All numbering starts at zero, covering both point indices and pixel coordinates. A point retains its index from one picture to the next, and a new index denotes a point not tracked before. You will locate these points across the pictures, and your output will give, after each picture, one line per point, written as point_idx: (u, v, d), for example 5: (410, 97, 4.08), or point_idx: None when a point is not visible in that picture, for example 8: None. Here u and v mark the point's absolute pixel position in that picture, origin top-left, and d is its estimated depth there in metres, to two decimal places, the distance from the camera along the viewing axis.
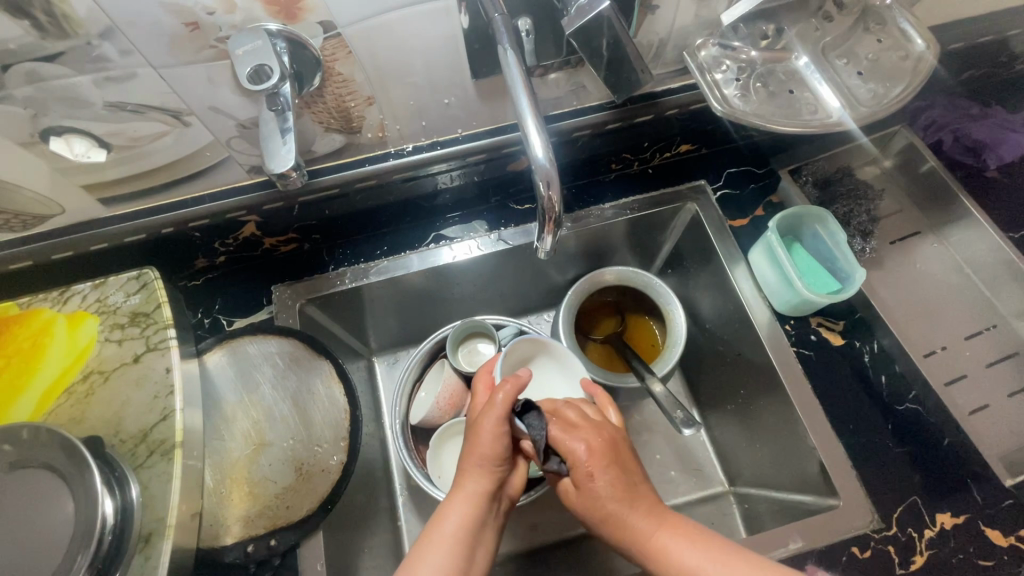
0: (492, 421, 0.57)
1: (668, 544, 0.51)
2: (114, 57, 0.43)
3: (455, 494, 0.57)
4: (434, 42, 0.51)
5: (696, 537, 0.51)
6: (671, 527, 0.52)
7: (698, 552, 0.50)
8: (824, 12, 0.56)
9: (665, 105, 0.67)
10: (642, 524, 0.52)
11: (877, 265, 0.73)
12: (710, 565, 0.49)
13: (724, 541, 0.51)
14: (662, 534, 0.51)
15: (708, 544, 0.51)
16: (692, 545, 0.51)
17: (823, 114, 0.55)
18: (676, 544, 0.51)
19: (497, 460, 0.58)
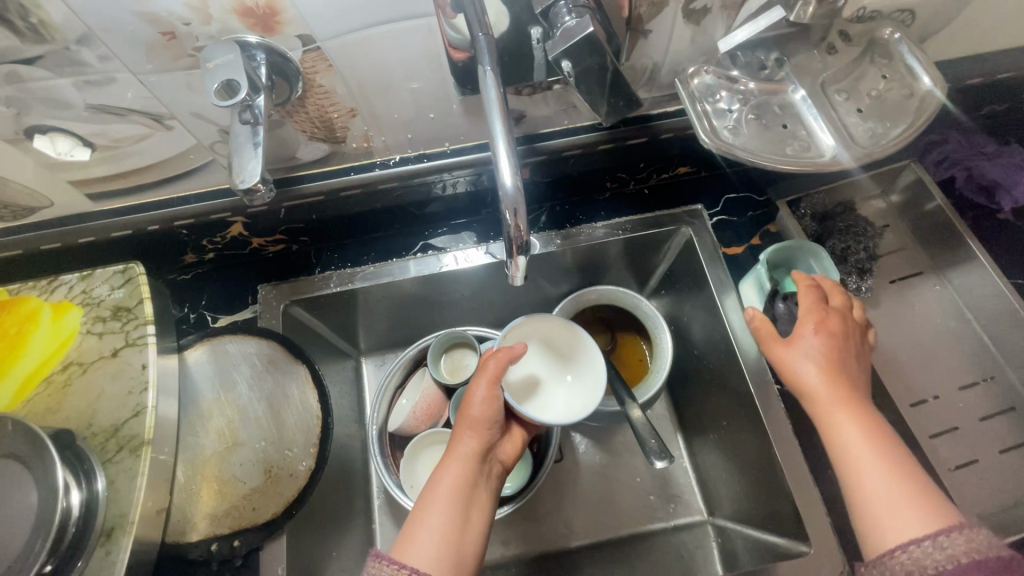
0: (482, 385, 0.60)
1: (829, 413, 0.53)
2: (93, 62, 0.44)
3: (448, 458, 0.59)
4: (416, 58, 0.50)
5: (866, 422, 0.51)
6: (848, 407, 0.52)
7: (864, 436, 0.50)
8: (827, 44, 0.54)
9: (659, 129, 0.65)
10: (826, 395, 0.53)
11: (873, 304, 0.70)
12: (868, 453, 0.49)
13: (898, 443, 0.51)
14: (840, 421, 0.52)
15: (876, 432, 0.51)
16: (869, 440, 0.50)
17: (816, 152, 0.53)
18: (853, 441, 0.50)
19: (489, 422, 0.60)
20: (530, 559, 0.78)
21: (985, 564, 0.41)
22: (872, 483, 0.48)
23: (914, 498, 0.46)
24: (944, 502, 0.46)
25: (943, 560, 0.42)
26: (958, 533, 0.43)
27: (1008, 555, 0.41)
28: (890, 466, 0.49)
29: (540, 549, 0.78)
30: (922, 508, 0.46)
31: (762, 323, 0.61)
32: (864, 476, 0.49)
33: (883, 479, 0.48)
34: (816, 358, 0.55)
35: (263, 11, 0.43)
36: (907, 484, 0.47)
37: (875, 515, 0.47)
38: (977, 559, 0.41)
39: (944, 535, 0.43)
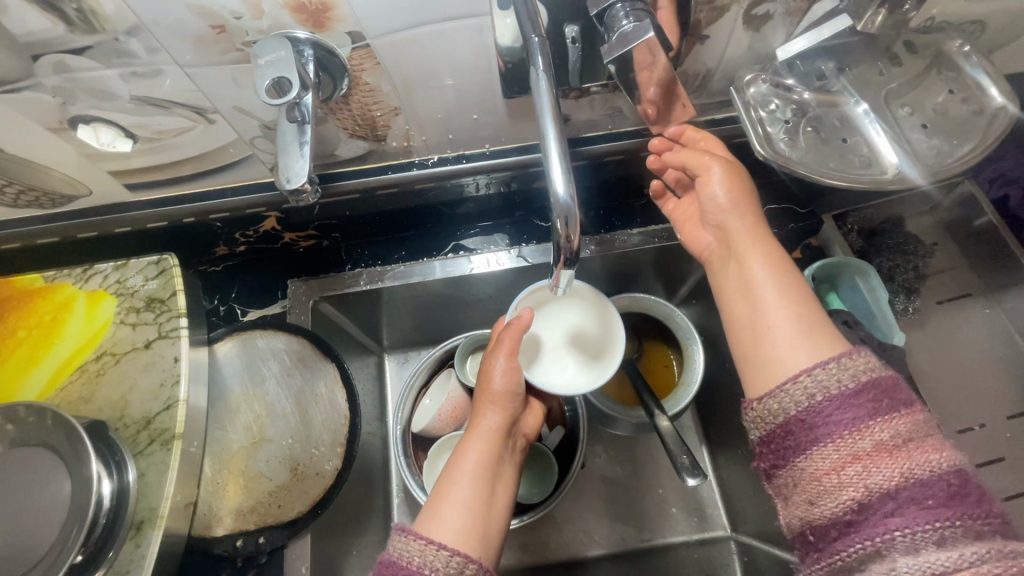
0: (502, 360, 0.60)
1: (744, 252, 0.52)
2: (141, 54, 0.43)
3: (470, 435, 0.59)
4: (465, 58, 0.49)
5: (777, 262, 0.51)
6: (759, 243, 0.52)
7: (772, 274, 0.50)
8: (891, 55, 0.52)
9: (706, 137, 0.62)
10: (743, 239, 0.53)
11: (918, 326, 0.68)
12: (776, 301, 0.49)
13: (807, 288, 0.50)
14: (750, 261, 0.52)
15: (783, 270, 0.50)
16: (774, 273, 0.50)
17: (877, 169, 0.51)
18: (767, 287, 0.50)
19: (511, 397, 0.60)
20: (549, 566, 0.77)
21: (864, 392, 0.40)
22: (768, 307, 0.49)
23: (813, 335, 0.46)
24: (840, 335, 0.46)
25: (819, 393, 0.41)
26: (851, 358, 0.41)
27: (882, 377, 0.40)
28: (793, 303, 0.48)
29: (560, 557, 0.77)
30: (821, 341, 0.45)
31: (661, 146, 0.59)
32: (767, 312, 0.48)
33: (780, 306, 0.48)
34: (748, 222, 0.54)
35: (315, 7, 0.42)
36: (807, 322, 0.47)
37: (772, 353, 0.46)
38: (860, 386, 0.40)
39: (833, 363, 0.42)
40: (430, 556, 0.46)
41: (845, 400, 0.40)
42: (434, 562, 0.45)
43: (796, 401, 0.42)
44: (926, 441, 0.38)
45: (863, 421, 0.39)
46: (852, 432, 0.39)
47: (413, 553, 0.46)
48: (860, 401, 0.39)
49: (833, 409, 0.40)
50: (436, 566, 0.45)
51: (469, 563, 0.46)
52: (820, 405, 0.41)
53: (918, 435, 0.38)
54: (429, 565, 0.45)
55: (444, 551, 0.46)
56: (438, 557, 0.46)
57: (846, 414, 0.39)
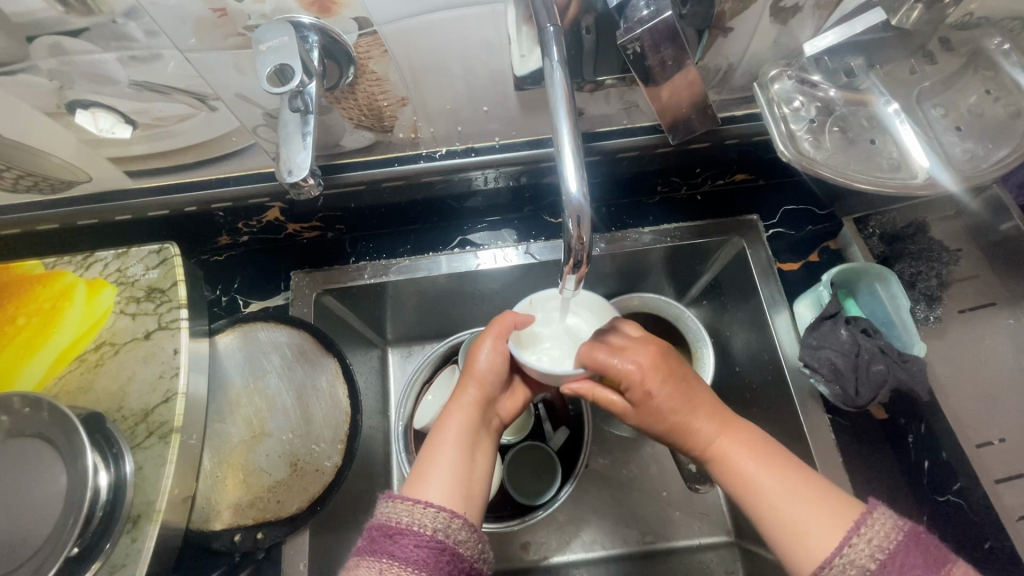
0: (487, 341, 0.58)
1: (725, 449, 0.51)
2: (139, 37, 0.42)
3: (450, 409, 0.57)
4: (476, 48, 0.47)
5: (755, 446, 0.51)
6: (733, 436, 0.52)
7: (760, 463, 0.50)
8: (924, 51, 0.49)
9: (726, 134, 0.59)
10: (712, 432, 0.52)
11: (939, 335, 0.65)
12: (772, 484, 0.48)
13: (793, 463, 0.50)
14: (727, 445, 0.51)
15: (769, 456, 0.50)
16: (761, 463, 0.50)
17: (906, 173, 0.48)
18: (779, 494, 0.48)
19: (495, 375, 0.58)
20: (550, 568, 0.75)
21: (907, 548, 0.40)
22: (781, 509, 0.47)
23: (821, 503, 0.46)
24: (843, 499, 0.47)
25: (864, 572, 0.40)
26: (863, 535, 0.41)
27: (913, 531, 0.41)
28: (804, 493, 0.47)
29: (560, 559, 0.76)
30: (830, 507, 0.46)
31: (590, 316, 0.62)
32: (782, 509, 0.47)
33: (787, 494, 0.47)
34: (706, 414, 0.52)
35: None
36: (809, 494, 0.47)
37: (800, 534, 0.45)
38: (904, 542, 0.40)
39: (863, 526, 0.42)
40: (418, 514, 0.44)
41: (905, 553, 0.40)
42: (423, 519, 0.44)
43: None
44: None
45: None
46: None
47: (401, 514, 0.44)
48: (909, 562, 0.39)
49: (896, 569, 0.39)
50: (424, 523, 0.44)
51: (455, 518, 0.45)
52: (889, 564, 0.40)
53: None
54: (418, 523, 0.44)
55: (431, 508, 0.45)
56: (426, 514, 0.44)
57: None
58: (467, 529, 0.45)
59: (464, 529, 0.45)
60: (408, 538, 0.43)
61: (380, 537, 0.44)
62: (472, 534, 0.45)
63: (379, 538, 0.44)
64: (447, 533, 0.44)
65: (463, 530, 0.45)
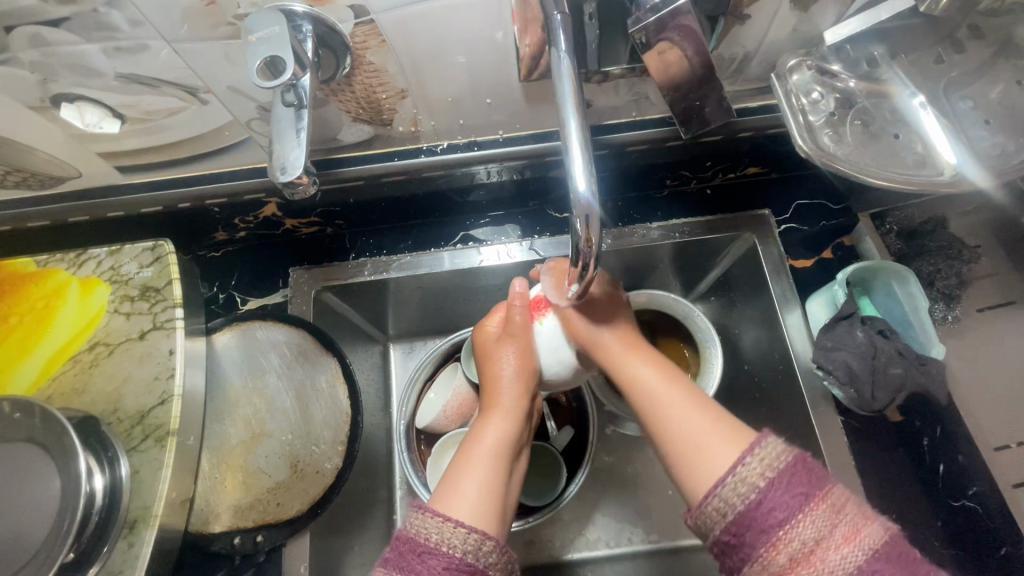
0: (515, 343, 0.57)
1: (632, 367, 0.53)
2: (124, 26, 0.40)
3: (491, 413, 0.55)
4: (478, 37, 0.44)
5: (658, 368, 0.53)
6: (638, 353, 0.54)
7: (661, 379, 0.52)
8: (952, 40, 0.47)
9: (740, 126, 0.57)
10: (617, 348, 0.53)
11: (956, 335, 0.63)
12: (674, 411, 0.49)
13: (687, 379, 0.52)
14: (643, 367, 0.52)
15: (671, 376, 0.52)
16: (663, 383, 0.51)
17: (932, 169, 0.46)
18: (677, 413, 0.49)
19: (530, 375, 0.56)
20: (553, 568, 0.74)
21: (793, 471, 0.39)
22: (677, 422, 0.48)
23: (719, 423, 0.47)
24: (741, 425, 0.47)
25: (750, 490, 0.39)
26: (754, 457, 0.40)
27: (800, 455, 0.40)
28: (700, 410, 0.48)
29: (565, 558, 0.75)
30: (721, 433, 0.46)
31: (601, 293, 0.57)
32: (676, 424, 0.48)
33: (687, 412, 0.48)
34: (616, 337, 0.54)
35: None
36: (704, 411, 0.48)
37: (687, 441, 0.47)
38: (791, 464, 0.39)
39: (756, 449, 0.40)
40: (448, 533, 0.43)
41: (790, 474, 0.39)
42: (453, 540, 0.43)
43: (737, 498, 0.39)
44: (851, 521, 0.37)
45: (799, 511, 0.38)
46: (787, 528, 0.37)
47: (431, 531, 0.43)
48: (793, 483, 0.38)
49: (780, 488, 0.39)
50: (454, 543, 0.43)
51: (487, 540, 0.43)
52: (773, 486, 0.39)
53: (844, 511, 0.38)
54: (447, 543, 0.43)
55: (461, 528, 0.43)
56: (456, 534, 0.43)
57: (788, 498, 0.38)
58: (497, 551, 0.43)
59: (495, 551, 0.43)
60: (435, 558, 0.42)
61: (407, 553, 0.43)
62: (502, 556, 0.44)
63: (406, 555, 0.42)
64: (476, 555, 0.43)
65: (494, 552, 0.43)
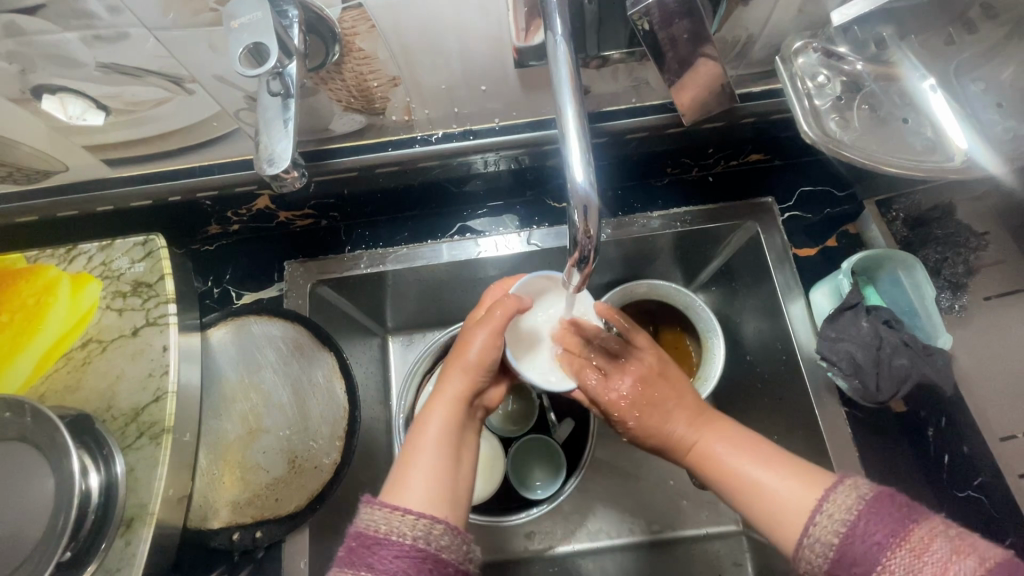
0: (483, 332, 0.55)
1: (708, 448, 0.53)
2: (102, 14, 0.39)
3: (433, 400, 0.54)
4: (471, 22, 0.43)
5: (734, 436, 0.53)
6: (712, 431, 0.54)
7: (735, 449, 0.51)
8: (965, 20, 0.45)
9: (742, 112, 0.55)
10: (678, 429, 0.55)
11: (961, 324, 0.62)
12: (760, 468, 0.49)
13: (774, 449, 0.51)
14: (706, 438, 0.53)
15: (750, 445, 0.51)
16: (743, 453, 0.51)
17: (941, 155, 0.45)
18: (761, 471, 0.49)
19: (485, 370, 0.55)
20: (555, 558, 0.74)
21: (875, 507, 0.39)
22: (761, 483, 0.48)
23: (792, 470, 0.48)
24: (819, 471, 0.47)
25: (829, 547, 0.39)
26: (835, 496, 0.41)
27: (885, 491, 0.39)
28: (780, 466, 0.48)
29: (566, 549, 0.74)
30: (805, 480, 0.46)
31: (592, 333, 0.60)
32: (759, 488, 0.48)
33: (766, 471, 0.48)
34: (683, 416, 0.55)
35: None
36: (780, 462, 0.49)
37: (778, 507, 0.46)
38: (868, 505, 0.39)
39: (826, 502, 0.41)
40: (396, 522, 0.42)
41: (866, 520, 0.38)
42: (402, 528, 0.42)
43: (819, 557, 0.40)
44: (936, 561, 0.35)
45: (883, 552, 0.37)
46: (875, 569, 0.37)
47: (378, 521, 0.42)
48: (874, 527, 0.38)
49: (861, 530, 0.38)
50: (403, 531, 0.42)
51: (436, 523, 0.43)
52: (848, 539, 0.39)
53: (928, 553, 0.36)
54: (395, 531, 0.41)
55: (409, 515, 0.43)
56: (404, 521, 0.42)
57: (868, 540, 0.38)
58: (449, 534, 0.43)
59: (446, 534, 0.43)
60: (386, 548, 0.41)
61: (358, 547, 0.41)
62: (456, 538, 0.43)
63: (358, 549, 0.41)
64: (427, 540, 0.42)
65: (445, 535, 0.42)
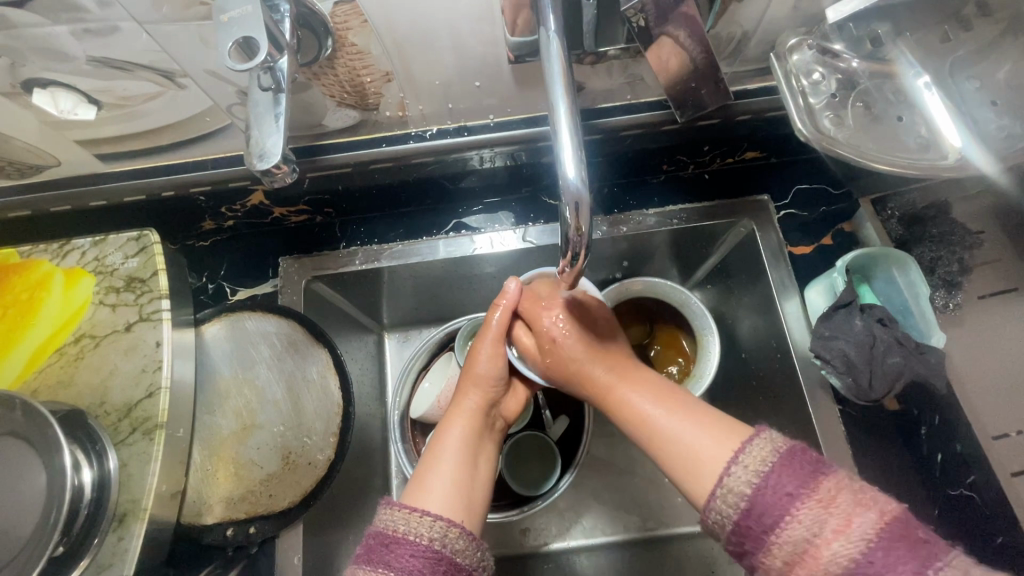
0: (487, 347, 0.60)
1: (622, 394, 0.53)
2: (92, 8, 0.39)
3: (452, 412, 0.58)
4: (463, 17, 0.43)
5: (654, 388, 0.53)
6: (629, 380, 0.54)
7: (656, 402, 0.51)
8: (960, 18, 0.45)
9: (737, 110, 0.55)
10: (602, 381, 0.55)
11: (955, 323, 0.62)
12: (665, 413, 0.49)
13: (691, 400, 0.51)
14: (626, 388, 0.53)
15: (667, 396, 0.51)
16: (655, 403, 0.51)
17: (935, 153, 0.44)
18: (670, 421, 0.49)
19: (494, 380, 0.59)
20: (550, 555, 0.74)
21: (788, 463, 0.39)
22: (675, 435, 0.47)
23: (712, 425, 0.47)
24: (738, 423, 0.47)
25: (739, 498, 0.39)
26: (754, 445, 0.40)
27: (793, 447, 0.40)
28: (699, 420, 0.48)
29: (561, 546, 0.74)
30: (721, 430, 0.46)
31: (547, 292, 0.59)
32: (671, 437, 0.48)
33: (678, 423, 0.48)
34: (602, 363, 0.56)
35: None
36: (702, 418, 0.48)
37: (694, 460, 0.45)
38: (779, 461, 0.39)
39: (743, 454, 0.41)
40: (415, 522, 0.44)
41: (779, 472, 0.38)
42: (420, 529, 0.43)
43: (729, 508, 0.40)
44: (844, 511, 0.36)
45: (789, 511, 0.37)
46: (786, 526, 0.37)
47: (398, 522, 0.44)
48: (784, 477, 0.38)
49: (768, 489, 0.38)
50: (420, 532, 0.43)
51: (453, 527, 0.44)
52: (760, 490, 0.39)
53: (834, 504, 0.36)
54: (414, 532, 0.43)
55: (427, 517, 0.44)
56: (423, 522, 0.44)
57: (775, 499, 0.38)
58: (464, 538, 0.44)
59: (462, 538, 0.44)
60: (403, 547, 0.42)
61: (376, 545, 0.43)
62: (470, 542, 0.44)
63: (376, 548, 0.43)
64: (444, 542, 0.43)
65: (461, 538, 0.44)
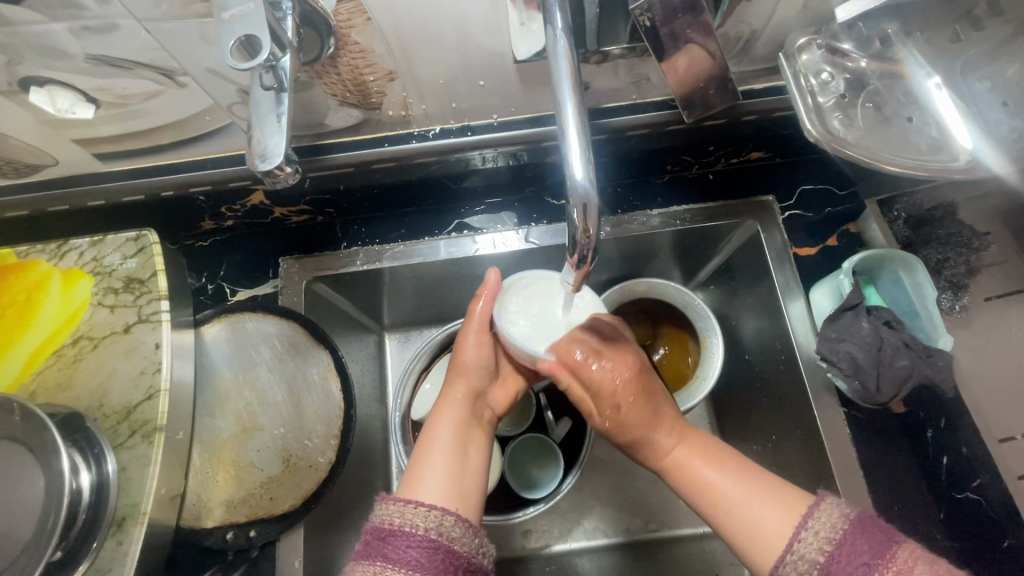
0: (473, 334, 0.59)
1: (687, 460, 0.52)
2: (90, 5, 0.38)
3: (441, 404, 0.58)
4: (468, 15, 0.42)
5: (714, 455, 0.52)
6: (692, 445, 0.53)
7: (715, 467, 0.51)
8: (971, 18, 0.44)
9: (744, 110, 0.54)
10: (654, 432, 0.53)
11: (961, 325, 0.62)
12: (723, 480, 0.50)
13: (746, 463, 0.51)
14: (688, 454, 0.52)
15: (725, 460, 0.52)
16: (715, 467, 0.51)
17: (946, 155, 0.44)
18: (734, 490, 0.49)
19: (480, 370, 0.59)
20: (552, 558, 0.73)
21: (857, 532, 0.40)
22: (736, 505, 0.48)
23: (771, 493, 0.47)
24: (799, 492, 0.48)
25: (815, 560, 0.40)
26: (820, 513, 0.42)
27: (862, 515, 0.41)
28: (756, 488, 0.48)
29: (563, 549, 0.73)
30: (782, 499, 0.47)
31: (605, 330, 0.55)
32: (736, 506, 0.48)
33: (739, 487, 0.49)
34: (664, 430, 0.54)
35: None
36: (756, 485, 0.49)
37: (758, 530, 0.46)
38: (850, 529, 0.40)
39: (810, 521, 0.42)
40: (409, 514, 0.43)
41: (852, 540, 0.40)
42: (415, 519, 0.43)
43: (804, 574, 0.41)
44: None
45: None
46: None
47: (393, 514, 0.43)
48: (856, 547, 0.39)
49: (842, 558, 0.39)
50: (416, 522, 0.43)
51: (447, 515, 0.44)
52: (833, 559, 0.40)
53: (910, 573, 0.37)
54: (409, 523, 0.43)
55: (422, 507, 0.44)
56: (417, 513, 0.43)
57: (852, 568, 0.39)
58: (460, 525, 0.44)
59: (457, 525, 0.44)
60: (400, 539, 0.42)
61: (373, 540, 0.42)
62: (467, 529, 0.44)
63: (373, 543, 0.42)
64: (440, 531, 0.43)
65: (456, 526, 0.43)
